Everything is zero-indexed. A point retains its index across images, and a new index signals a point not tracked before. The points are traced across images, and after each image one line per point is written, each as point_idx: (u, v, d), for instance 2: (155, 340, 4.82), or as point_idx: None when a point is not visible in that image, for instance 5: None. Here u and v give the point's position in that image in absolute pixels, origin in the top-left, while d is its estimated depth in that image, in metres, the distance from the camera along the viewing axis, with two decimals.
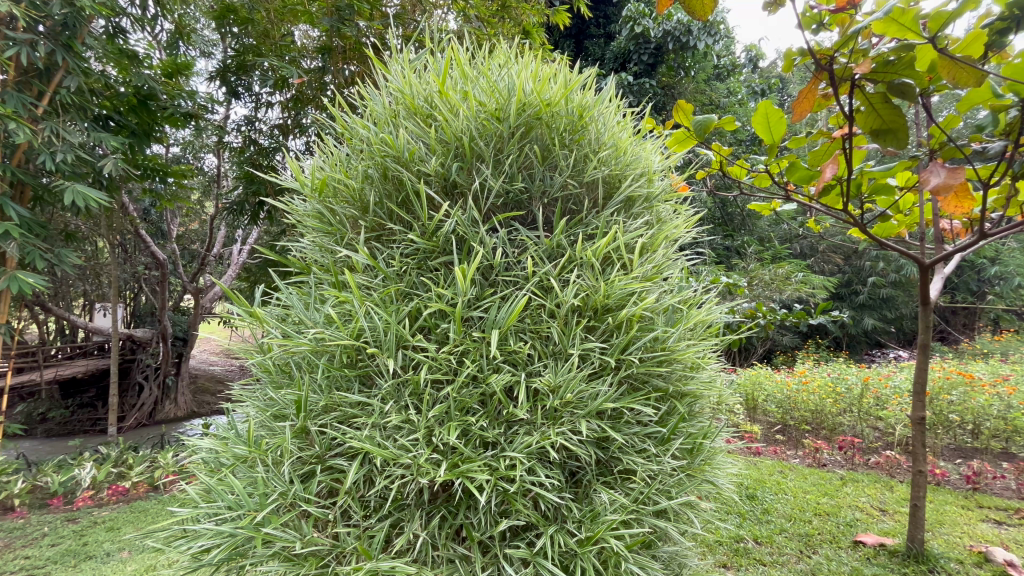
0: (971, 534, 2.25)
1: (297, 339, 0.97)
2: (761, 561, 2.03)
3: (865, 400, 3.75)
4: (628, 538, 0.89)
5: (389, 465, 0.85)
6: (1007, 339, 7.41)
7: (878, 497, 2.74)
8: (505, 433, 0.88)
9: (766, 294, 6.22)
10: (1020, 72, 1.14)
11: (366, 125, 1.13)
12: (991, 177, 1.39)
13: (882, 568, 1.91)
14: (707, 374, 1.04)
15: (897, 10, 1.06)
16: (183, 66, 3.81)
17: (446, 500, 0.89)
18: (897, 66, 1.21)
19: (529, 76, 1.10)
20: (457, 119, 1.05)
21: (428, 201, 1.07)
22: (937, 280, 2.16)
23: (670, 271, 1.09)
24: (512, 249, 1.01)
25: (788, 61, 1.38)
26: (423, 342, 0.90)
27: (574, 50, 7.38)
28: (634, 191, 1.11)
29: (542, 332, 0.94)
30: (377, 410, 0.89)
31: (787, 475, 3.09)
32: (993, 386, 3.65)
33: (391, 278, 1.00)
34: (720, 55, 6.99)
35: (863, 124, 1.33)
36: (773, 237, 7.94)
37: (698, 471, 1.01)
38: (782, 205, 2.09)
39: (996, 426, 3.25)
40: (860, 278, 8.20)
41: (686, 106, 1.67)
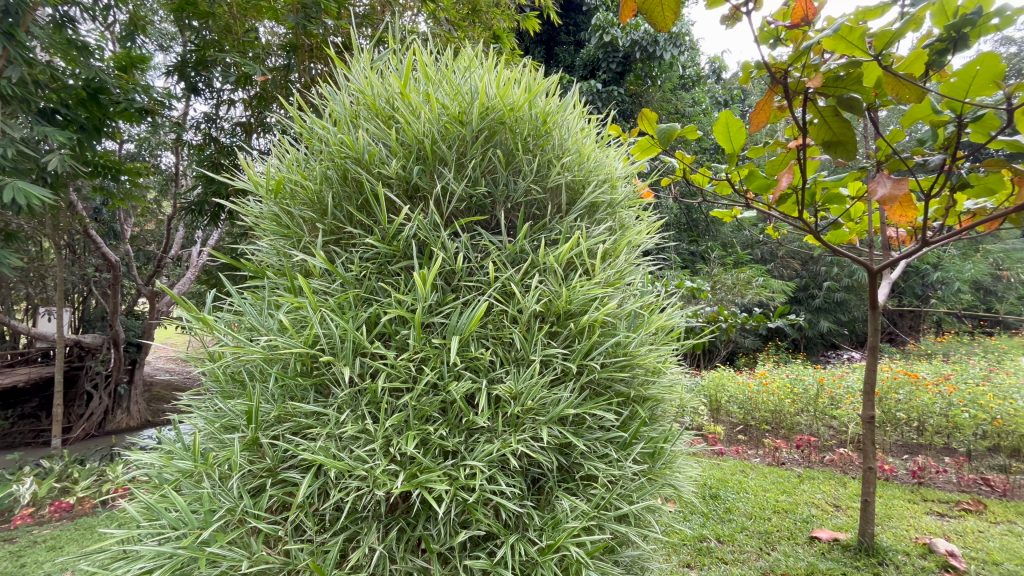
0: (917, 526, 2.37)
1: (248, 347, 0.94)
2: (723, 560, 2.07)
3: (821, 400, 3.91)
4: (589, 545, 0.89)
5: (344, 477, 0.82)
6: (948, 341, 7.88)
7: (832, 493, 2.85)
8: (466, 441, 0.86)
9: (729, 297, 6.42)
10: (956, 91, 1.21)
11: (326, 125, 1.10)
12: (932, 188, 1.46)
13: (837, 563, 1.98)
14: (667, 378, 1.06)
15: (845, 28, 1.11)
16: (138, 59, 3.60)
17: (405, 511, 0.86)
18: (846, 81, 1.26)
19: (492, 80, 1.09)
20: (419, 122, 1.04)
21: (388, 205, 1.05)
22: (885, 285, 2.26)
23: (632, 277, 1.10)
24: (475, 254, 1.00)
25: (747, 73, 1.43)
26: (381, 350, 0.88)
27: (545, 57, 7.48)
28: (597, 197, 1.11)
29: (504, 338, 0.93)
30: (333, 420, 0.86)
31: (748, 475, 3.17)
32: (937, 385, 3.87)
33: (350, 283, 0.97)
34: (686, 66, 7.18)
35: (816, 136, 1.38)
36: (735, 242, 8.22)
37: (659, 475, 1.01)
38: (743, 212, 2.15)
39: (938, 423, 3.44)
40: (816, 282, 8.56)
41: (650, 114, 1.70)
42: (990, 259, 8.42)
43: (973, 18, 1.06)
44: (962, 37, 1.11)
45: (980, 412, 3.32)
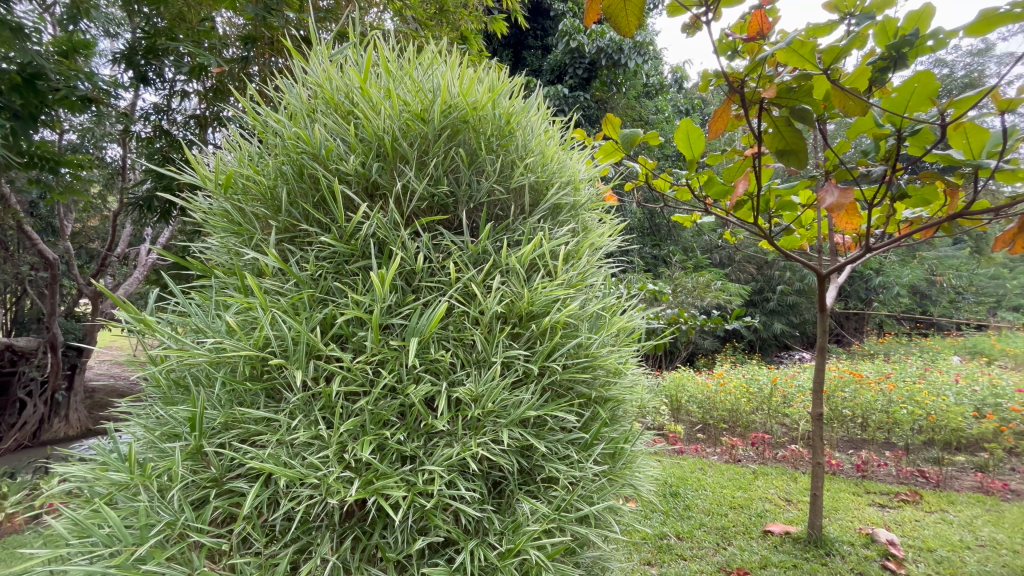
0: (861, 517, 2.50)
1: (193, 350, 0.89)
2: (682, 556, 2.11)
3: (774, 399, 4.10)
4: (549, 547, 0.88)
5: (295, 485, 0.79)
6: (889, 342, 8.39)
7: (785, 488, 2.97)
8: (424, 446, 0.84)
9: (689, 300, 6.64)
10: (897, 106, 1.28)
11: (280, 119, 1.05)
12: (875, 197, 1.54)
13: (788, 555, 2.06)
14: (628, 379, 1.07)
15: (798, 42, 1.16)
16: (81, 44, 3.33)
17: (361, 519, 0.84)
18: (798, 93, 1.31)
19: (455, 78, 1.07)
20: (379, 118, 1.01)
21: (346, 202, 1.02)
22: (833, 289, 2.36)
23: (594, 278, 1.10)
24: (436, 254, 0.98)
25: (706, 82, 1.47)
26: (336, 352, 0.85)
27: (512, 60, 7.51)
28: (560, 198, 1.12)
29: (465, 340, 0.92)
30: (285, 426, 0.82)
31: (706, 472, 3.28)
32: (879, 383, 4.20)
33: (304, 282, 0.94)
34: (650, 75, 7.35)
35: (770, 144, 1.42)
36: (695, 247, 8.50)
37: (619, 476, 1.02)
38: (702, 217, 2.21)
39: (880, 419, 3.66)
40: (770, 286, 8.93)
41: (613, 119, 1.72)
42: (925, 265, 9.01)
43: (911, 39, 1.14)
44: (901, 56, 1.18)
45: (917, 408, 3.55)
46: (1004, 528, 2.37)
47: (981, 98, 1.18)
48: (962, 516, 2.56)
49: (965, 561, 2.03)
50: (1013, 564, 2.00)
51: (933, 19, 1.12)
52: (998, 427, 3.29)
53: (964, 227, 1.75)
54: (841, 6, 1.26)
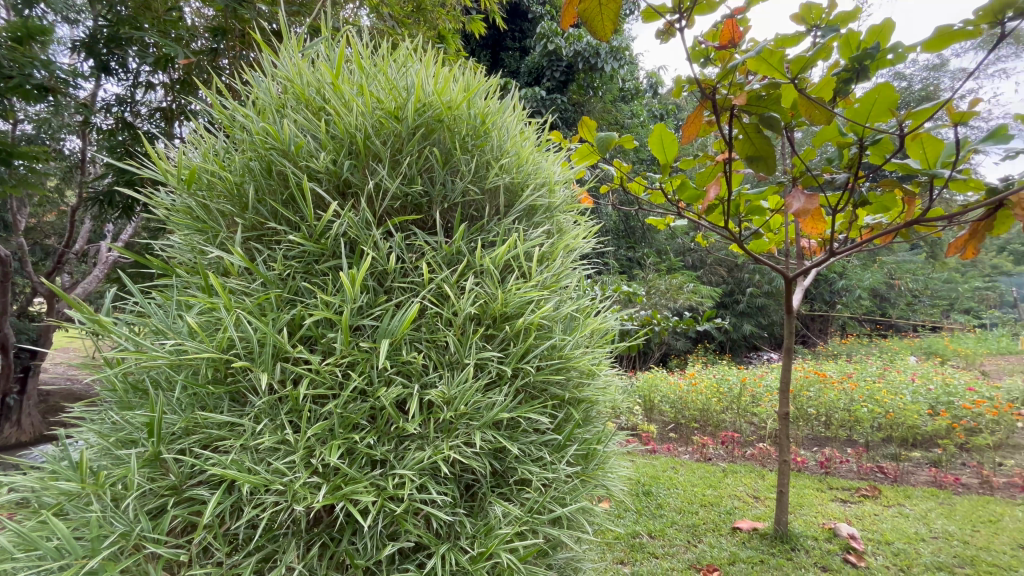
0: (824, 513, 2.59)
1: (152, 352, 0.85)
2: (654, 555, 2.14)
3: (743, 399, 4.23)
4: (521, 550, 0.88)
5: (260, 492, 0.76)
6: (851, 343, 8.72)
7: (753, 485, 3.05)
8: (395, 449, 0.83)
9: (662, 301, 6.77)
10: (859, 116, 1.32)
11: (248, 113, 1.02)
12: (839, 204, 1.60)
13: (755, 551, 2.12)
14: (602, 380, 1.07)
15: (767, 51, 1.19)
16: (38, 30, 2.92)
17: (329, 525, 0.81)
18: (767, 101, 1.34)
19: (430, 76, 1.06)
20: (351, 115, 0.99)
21: (316, 200, 0.99)
22: (799, 292, 2.43)
23: (568, 280, 1.10)
24: (409, 254, 0.97)
25: (680, 88, 1.49)
26: (305, 355, 0.82)
27: (491, 61, 7.52)
28: (535, 200, 1.12)
29: (438, 341, 0.91)
30: (249, 430, 0.79)
31: (678, 470, 3.34)
32: (841, 382, 4.38)
33: (272, 282, 0.91)
34: (626, 79, 7.47)
35: (740, 150, 1.45)
36: (668, 250, 8.67)
37: (591, 477, 1.02)
38: (675, 221, 2.25)
39: (843, 417, 3.81)
40: (740, 288, 9.17)
41: (589, 122, 1.74)
42: (884, 269, 9.41)
43: (872, 52, 1.19)
44: (863, 69, 1.23)
45: (877, 407, 3.70)
46: (956, 521, 2.49)
47: (936, 110, 1.23)
48: (917, 509, 2.68)
49: (920, 553, 2.12)
50: (963, 555, 2.10)
51: (893, 34, 1.17)
52: (950, 424, 3.46)
53: (920, 234, 1.83)
54: (808, 18, 1.31)
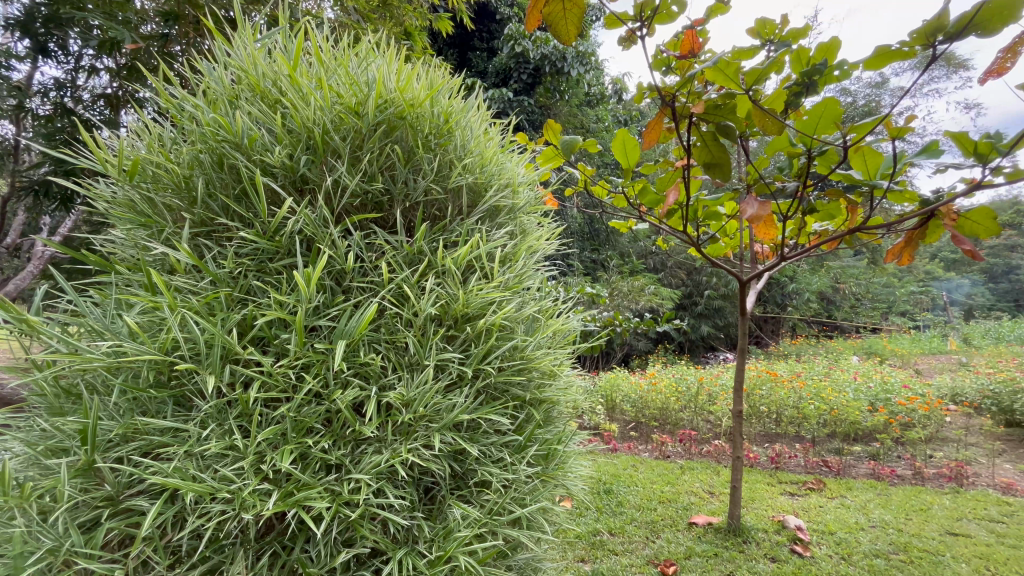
0: (773, 506, 2.70)
1: (87, 354, 0.79)
2: (614, 551, 2.17)
3: (700, 397, 4.38)
4: (480, 552, 0.87)
5: (205, 501, 0.72)
6: (800, 343, 9.17)
7: (708, 481, 3.16)
8: (351, 453, 0.81)
9: (624, 303, 6.93)
10: (808, 127, 1.39)
11: (198, 102, 0.97)
12: (789, 211, 1.67)
13: (710, 544, 2.19)
14: (563, 381, 1.08)
15: (724, 62, 1.23)
16: None
17: (280, 534, 0.79)
18: (724, 110, 1.38)
19: (391, 72, 1.04)
20: (308, 108, 0.96)
21: (270, 195, 0.96)
22: (753, 296, 2.53)
23: (531, 281, 1.11)
24: (369, 254, 0.95)
25: (642, 96, 1.53)
26: (256, 356, 0.79)
27: (457, 61, 7.46)
28: (498, 201, 1.12)
29: (398, 342, 0.89)
30: (195, 436, 0.76)
31: (638, 468, 3.42)
32: (791, 380, 4.60)
33: (221, 281, 0.87)
34: (592, 84, 7.59)
35: (698, 157, 1.48)
36: (631, 253, 8.89)
37: (551, 477, 1.03)
38: (637, 224, 2.29)
39: (791, 414, 4.02)
40: (699, 290, 9.48)
41: (554, 125, 1.75)
42: (831, 273, 9.94)
43: (820, 68, 1.25)
44: (812, 83, 1.29)
45: (823, 404, 3.90)
46: (891, 510, 2.66)
47: (876, 125, 1.31)
48: (857, 500, 2.84)
49: (860, 541, 2.25)
50: (898, 542, 2.24)
51: (839, 52, 1.24)
52: (887, 420, 3.71)
53: (862, 241, 1.95)
54: (763, 32, 1.36)
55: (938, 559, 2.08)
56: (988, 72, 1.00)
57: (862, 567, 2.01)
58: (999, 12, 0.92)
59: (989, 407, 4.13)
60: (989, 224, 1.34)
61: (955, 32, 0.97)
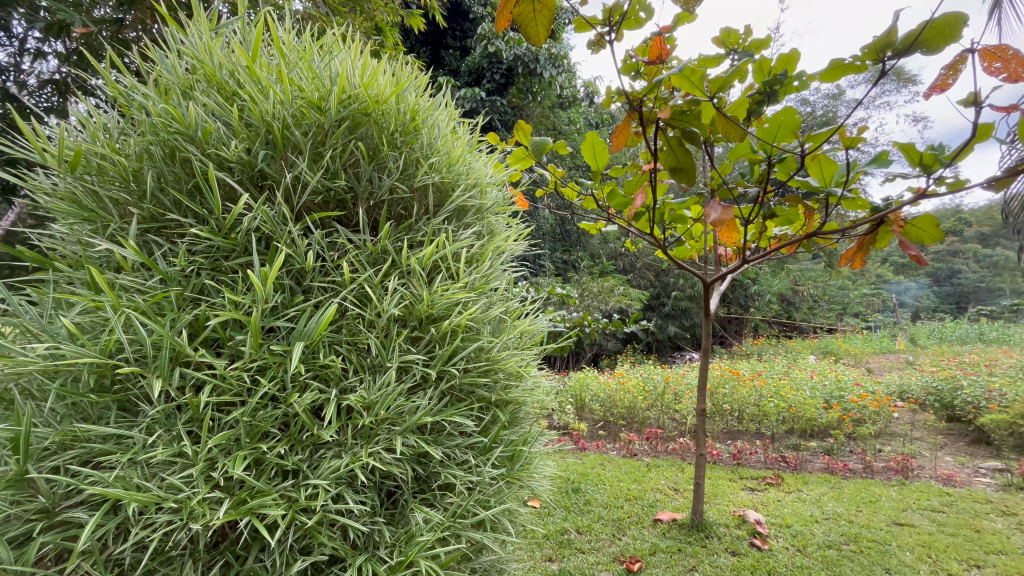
0: (734, 501, 2.79)
1: (20, 356, 0.74)
2: (581, 550, 2.19)
3: (666, 396, 4.48)
4: (443, 556, 0.86)
5: (150, 511, 0.69)
6: (762, 343, 9.50)
7: (673, 478, 3.23)
8: (309, 458, 0.78)
9: (594, 304, 7.02)
10: (769, 135, 1.44)
11: (148, 91, 0.92)
12: (750, 215, 1.72)
13: (674, 541, 2.24)
14: (529, 382, 1.08)
15: (690, 69, 1.26)
16: None
17: (233, 543, 0.76)
18: (689, 116, 1.41)
19: (356, 66, 1.02)
20: (267, 101, 0.92)
21: (226, 191, 0.92)
22: (717, 298, 2.59)
23: (498, 281, 1.10)
24: (330, 253, 0.92)
25: (611, 99, 1.55)
26: (208, 358, 0.76)
27: (430, 58, 7.39)
28: (465, 200, 1.11)
29: (359, 343, 0.87)
30: (140, 443, 0.72)
31: (606, 467, 3.46)
32: (752, 379, 4.76)
33: (172, 280, 0.83)
34: (564, 87, 7.65)
35: (664, 161, 1.51)
36: (601, 254, 9.02)
37: (516, 478, 1.03)
38: (606, 226, 2.32)
39: (752, 411, 4.17)
40: (666, 291, 9.69)
41: (524, 126, 1.75)
42: (790, 276, 10.33)
43: (781, 78, 1.30)
44: (773, 93, 1.34)
45: (782, 402, 4.06)
46: (843, 502, 2.78)
47: (832, 134, 1.37)
48: (812, 494, 2.96)
49: (814, 533, 2.34)
50: (849, 533, 2.35)
51: (799, 64, 1.27)
52: (841, 416, 3.89)
53: (819, 246, 2.03)
54: (727, 42, 1.39)
55: (885, 548, 2.19)
56: (932, 87, 1.05)
57: (817, 558, 2.09)
58: (942, 30, 0.97)
59: (932, 403, 4.38)
60: (933, 231, 1.42)
61: (903, 49, 1.02)
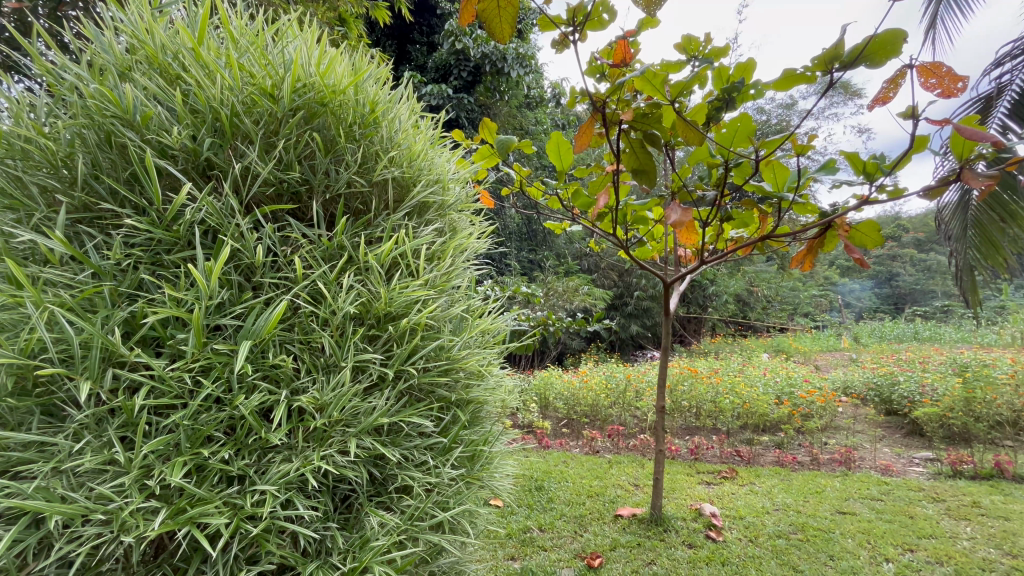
0: (692, 495, 2.87)
1: None
2: (544, 547, 2.20)
3: (628, 394, 4.58)
4: (399, 560, 0.84)
5: (77, 524, 0.64)
6: (719, 342, 9.84)
7: (634, 474, 3.29)
8: (257, 463, 0.75)
9: (559, 303, 7.09)
10: (727, 140, 1.47)
11: (79, 68, 0.85)
12: (708, 217, 1.76)
13: (633, 535, 2.28)
14: (491, 381, 1.07)
15: (652, 72, 1.27)
16: None
17: (171, 554, 0.71)
18: (651, 119, 1.42)
19: (312, 54, 0.98)
20: (215, 87, 0.87)
21: (167, 180, 0.87)
22: (677, 298, 2.65)
23: (459, 279, 1.08)
24: (282, 248, 0.88)
25: (575, 100, 1.56)
26: (144, 358, 0.71)
27: (396, 53, 7.26)
28: (426, 196, 1.08)
29: (312, 343, 0.84)
30: (65, 451, 0.67)
31: (569, 464, 3.50)
32: (709, 376, 4.92)
33: (105, 274, 0.77)
34: (531, 87, 7.68)
35: (627, 163, 1.52)
36: (566, 254, 9.12)
37: (476, 478, 1.01)
38: (570, 225, 2.33)
39: (709, 407, 4.32)
40: (629, 291, 9.89)
41: (489, 124, 1.73)
42: (746, 276, 10.57)
43: (738, 86, 1.33)
44: (731, 99, 1.37)
45: (737, 398, 4.22)
46: (792, 494, 2.91)
47: (784, 141, 1.42)
48: (764, 486, 3.08)
49: (765, 524, 2.44)
50: (797, 522, 2.46)
51: (754, 72, 1.32)
52: (791, 411, 4.07)
53: (772, 248, 2.12)
54: (688, 49, 1.42)
55: (829, 536, 2.31)
56: (876, 99, 1.11)
57: (767, 547, 2.19)
58: (884, 45, 1.02)
59: (873, 398, 4.67)
60: (874, 236, 1.50)
61: (849, 62, 1.07)
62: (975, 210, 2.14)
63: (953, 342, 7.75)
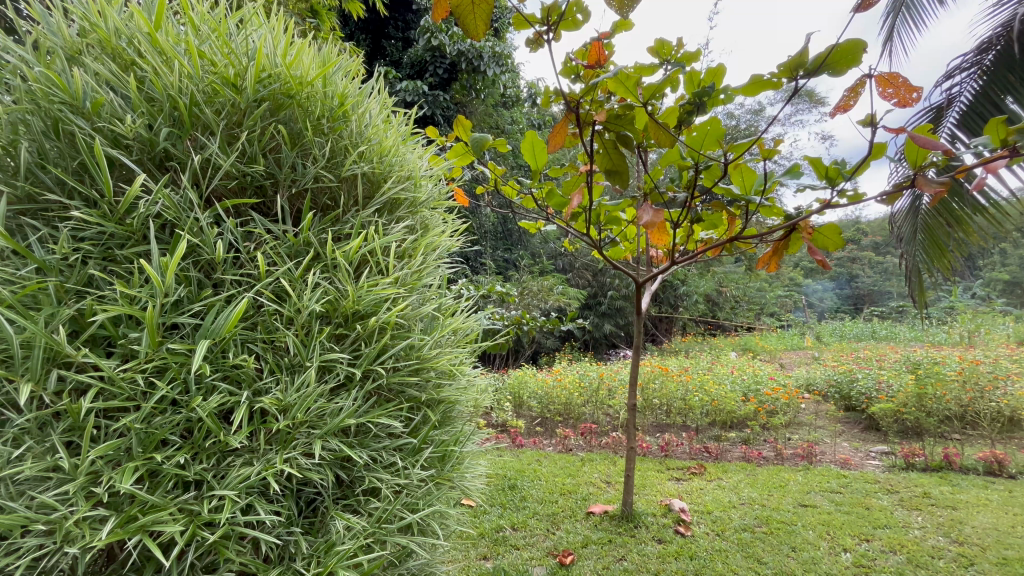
0: (662, 492, 2.92)
1: None
2: (516, 546, 2.20)
3: (601, 392, 4.67)
4: (366, 563, 0.82)
5: (16, 535, 0.60)
6: (689, 341, 10.06)
7: (606, 471, 3.33)
8: (215, 467, 0.72)
9: (533, 302, 7.11)
10: (697, 143, 1.49)
11: (22, 50, 0.80)
12: (679, 217, 1.79)
13: (605, 532, 2.31)
14: (463, 380, 1.05)
15: (626, 74, 1.28)
16: None
17: (122, 563, 0.68)
18: (624, 120, 1.43)
19: (277, 43, 0.94)
20: (173, 74, 0.84)
21: (119, 171, 0.82)
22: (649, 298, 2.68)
23: (430, 277, 1.07)
24: (244, 244, 0.85)
25: (549, 99, 1.55)
26: (92, 359, 0.67)
27: (370, 47, 7.14)
28: (397, 193, 1.06)
29: (276, 342, 0.81)
30: (3, 458, 0.62)
31: (542, 462, 3.51)
32: (679, 374, 5.04)
33: (50, 269, 0.73)
34: (508, 86, 7.67)
35: (600, 163, 1.53)
36: (541, 253, 9.16)
37: (446, 479, 1.00)
38: (544, 224, 2.33)
39: (679, 405, 4.42)
40: (603, 291, 10.01)
41: (463, 122, 1.71)
42: (715, 277, 10.92)
43: (708, 90, 1.35)
44: (702, 103, 1.39)
45: (706, 396, 4.33)
46: (757, 488, 3.00)
47: (752, 145, 1.45)
48: (731, 481, 3.17)
49: (731, 518, 2.50)
50: (762, 516, 2.54)
51: (725, 77, 1.34)
52: (756, 408, 4.20)
53: (740, 249, 2.17)
54: (661, 52, 1.43)
55: (791, 528, 2.39)
56: (837, 106, 1.15)
57: (733, 541, 2.24)
58: (846, 54, 1.06)
59: (833, 395, 4.86)
60: (835, 239, 1.55)
61: (813, 69, 1.10)
62: (927, 215, 2.22)
63: (908, 342, 8.13)
